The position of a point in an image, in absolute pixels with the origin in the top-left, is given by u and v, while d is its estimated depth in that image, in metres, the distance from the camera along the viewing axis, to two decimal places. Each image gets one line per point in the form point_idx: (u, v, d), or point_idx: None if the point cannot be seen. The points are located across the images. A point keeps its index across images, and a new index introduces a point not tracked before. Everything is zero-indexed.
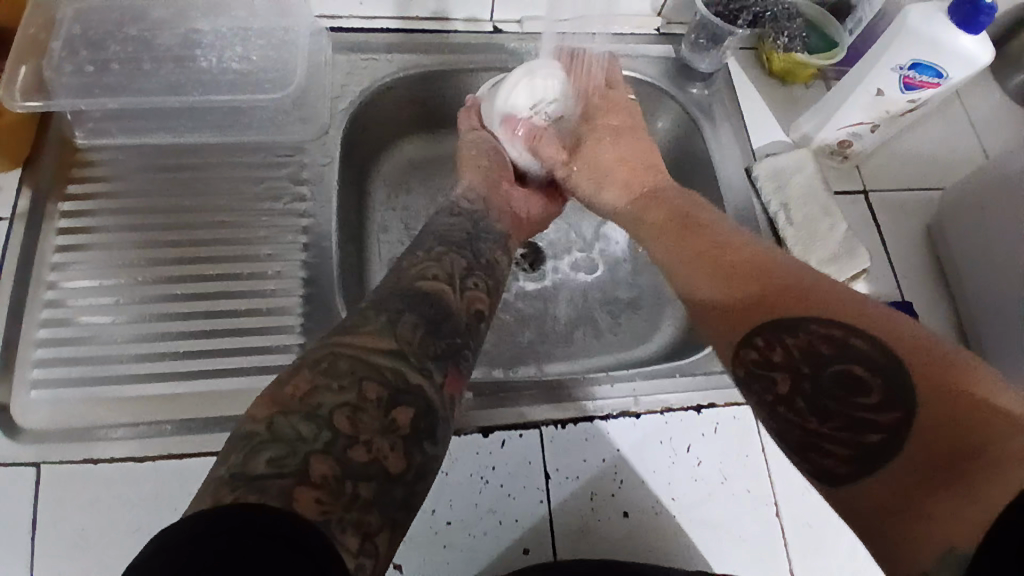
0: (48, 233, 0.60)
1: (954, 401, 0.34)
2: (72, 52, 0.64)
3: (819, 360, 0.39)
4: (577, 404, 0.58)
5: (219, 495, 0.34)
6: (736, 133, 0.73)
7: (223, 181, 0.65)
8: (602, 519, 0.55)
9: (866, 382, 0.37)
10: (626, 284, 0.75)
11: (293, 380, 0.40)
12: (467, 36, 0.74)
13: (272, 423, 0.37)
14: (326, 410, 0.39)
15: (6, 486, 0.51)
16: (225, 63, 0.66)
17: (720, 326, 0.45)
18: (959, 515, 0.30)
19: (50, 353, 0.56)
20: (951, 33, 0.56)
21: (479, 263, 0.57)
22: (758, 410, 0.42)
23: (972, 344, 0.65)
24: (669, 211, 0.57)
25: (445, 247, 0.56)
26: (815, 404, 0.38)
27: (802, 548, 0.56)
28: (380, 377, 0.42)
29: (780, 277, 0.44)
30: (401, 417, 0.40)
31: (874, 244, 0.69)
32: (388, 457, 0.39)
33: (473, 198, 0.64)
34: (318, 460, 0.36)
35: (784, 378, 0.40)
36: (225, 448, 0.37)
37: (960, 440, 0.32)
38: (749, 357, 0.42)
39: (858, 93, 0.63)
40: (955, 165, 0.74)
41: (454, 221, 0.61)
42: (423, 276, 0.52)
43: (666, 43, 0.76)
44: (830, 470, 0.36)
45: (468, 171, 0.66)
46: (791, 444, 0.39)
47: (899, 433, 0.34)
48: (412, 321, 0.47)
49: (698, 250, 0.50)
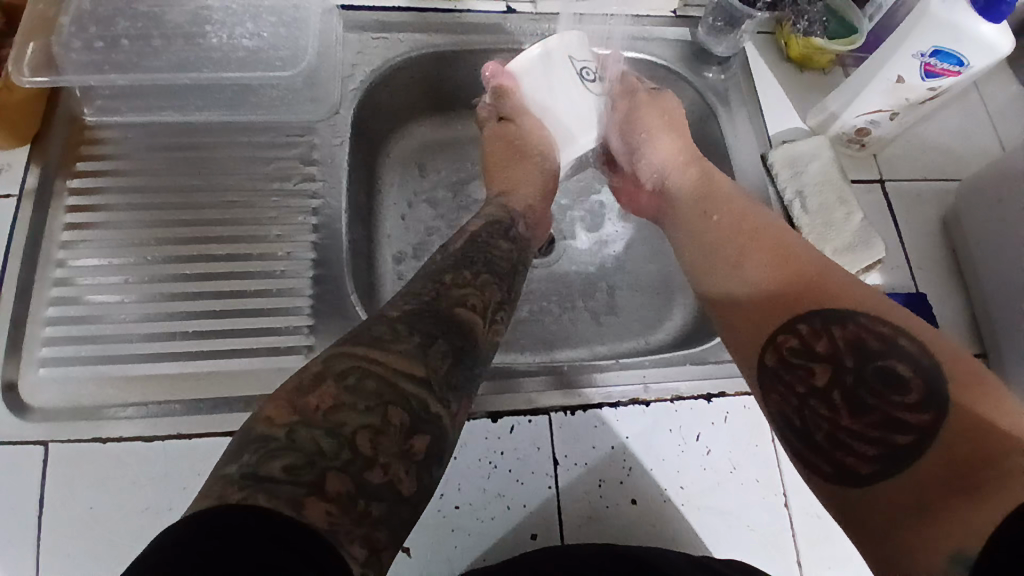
0: (57, 212, 0.60)
1: (975, 417, 0.37)
2: (82, 28, 0.63)
3: (863, 354, 0.43)
4: (586, 393, 0.58)
5: (225, 492, 0.34)
6: (752, 120, 0.72)
7: (233, 161, 0.65)
8: (610, 506, 0.54)
9: (907, 381, 0.40)
10: (637, 270, 0.75)
11: (317, 392, 0.40)
12: (480, 16, 0.73)
13: (292, 432, 0.37)
14: (349, 429, 0.38)
15: (15, 464, 0.51)
16: (235, 40, 0.65)
17: (771, 309, 0.49)
18: (969, 522, 0.33)
19: (60, 332, 0.56)
20: (974, 22, 0.55)
21: (510, 297, 0.56)
22: (787, 397, 0.45)
23: (985, 336, 0.64)
24: (725, 213, 0.59)
25: (486, 274, 0.55)
26: (851, 398, 0.42)
27: (811, 539, 0.56)
28: (405, 404, 0.41)
29: (835, 276, 0.48)
30: (418, 444, 0.40)
31: (888, 235, 0.68)
32: (401, 481, 0.38)
33: (526, 223, 0.65)
34: (334, 477, 0.36)
35: (823, 368, 0.44)
36: (237, 446, 0.37)
37: (973, 451, 0.36)
38: (792, 343, 0.46)
39: (878, 79, 0.62)
40: (971, 155, 0.73)
41: (507, 246, 0.60)
42: (462, 303, 0.51)
43: (682, 25, 0.75)
44: (850, 466, 0.40)
45: (521, 188, 0.67)
46: (820, 432, 0.43)
47: (929, 434, 0.38)
48: (443, 350, 0.46)
49: (760, 243, 0.54)
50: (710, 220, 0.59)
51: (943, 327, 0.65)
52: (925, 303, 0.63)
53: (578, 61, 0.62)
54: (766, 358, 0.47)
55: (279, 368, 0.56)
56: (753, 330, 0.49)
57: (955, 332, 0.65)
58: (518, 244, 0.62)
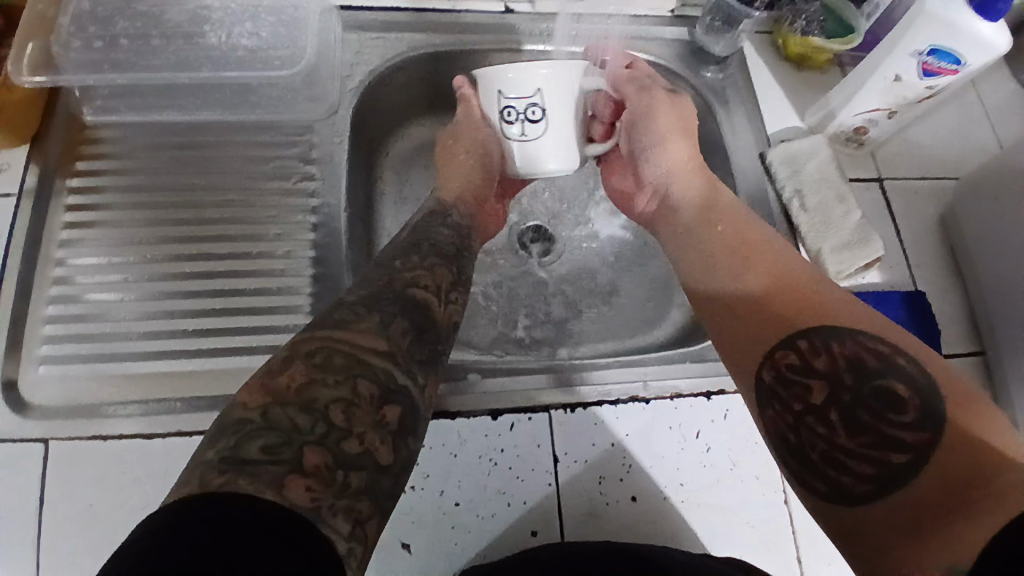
0: (56, 210, 0.60)
1: (965, 434, 0.38)
2: (81, 28, 0.63)
3: (862, 373, 0.43)
4: (584, 390, 0.58)
5: (207, 478, 0.34)
6: (750, 120, 0.72)
7: (233, 160, 0.65)
8: (610, 503, 0.54)
9: (905, 401, 0.41)
10: (636, 268, 0.75)
11: (287, 371, 0.41)
12: (479, 16, 0.73)
13: (267, 412, 0.38)
14: (322, 403, 0.39)
15: (14, 462, 0.51)
16: (234, 40, 0.66)
17: (764, 322, 0.49)
18: (967, 538, 0.33)
19: (60, 330, 0.56)
20: (971, 23, 0.55)
21: (462, 280, 0.58)
22: (781, 416, 0.45)
23: (985, 332, 0.64)
24: (723, 225, 0.58)
25: (439, 262, 0.57)
26: (848, 416, 0.42)
27: (811, 534, 0.56)
28: (373, 376, 0.43)
29: (825, 294, 0.49)
30: (389, 413, 0.42)
31: (887, 233, 0.68)
32: (378, 449, 0.40)
33: (463, 212, 0.66)
34: (312, 451, 0.37)
35: (821, 385, 0.44)
36: (214, 433, 0.38)
37: (968, 468, 0.37)
38: (790, 360, 0.46)
39: (875, 78, 0.62)
40: (968, 154, 0.73)
41: (447, 234, 0.62)
42: (415, 284, 0.53)
43: (680, 25, 0.75)
44: (847, 487, 0.41)
45: (453, 186, 0.67)
46: (816, 454, 0.43)
47: (923, 455, 0.38)
48: (402, 326, 0.48)
49: (752, 255, 0.54)
50: (709, 232, 0.58)
51: (941, 325, 0.65)
52: (924, 300, 0.63)
53: (504, 98, 0.56)
54: (764, 375, 0.47)
55: None
56: (748, 344, 0.49)
57: (954, 329, 0.65)
58: (458, 231, 0.63)
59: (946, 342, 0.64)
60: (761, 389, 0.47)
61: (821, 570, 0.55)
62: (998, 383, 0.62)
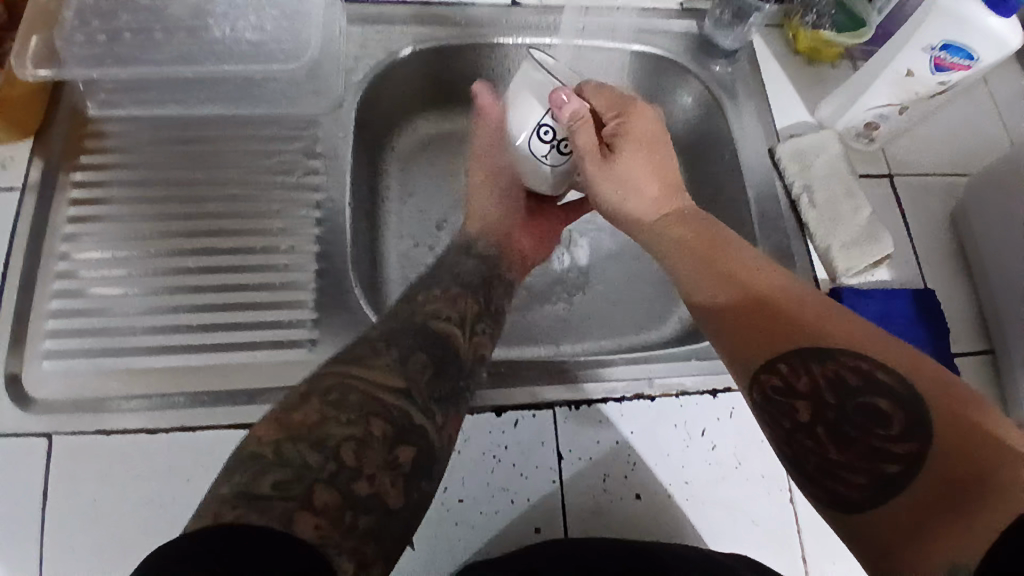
0: (59, 205, 0.60)
1: (964, 424, 0.38)
2: (84, 22, 0.62)
3: (844, 390, 0.42)
4: (591, 388, 0.57)
5: (220, 511, 0.35)
6: (759, 114, 0.71)
7: (236, 154, 0.64)
8: (614, 500, 0.54)
9: (889, 415, 0.40)
10: (641, 262, 0.74)
11: (303, 410, 0.42)
12: (485, 9, 0.72)
13: (279, 448, 0.40)
14: (333, 442, 0.41)
15: (18, 458, 0.51)
16: (237, 33, 0.65)
17: (747, 342, 0.47)
18: (965, 534, 0.33)
19: (63, 325, 0.56)
20: (985, 17, 0.54)
21: (489, 310, 0.58)
22: (774, 433, 0.45)
23: (994, 330, 0.63)
24: (698, 233, 0.56)
25: (459, 289, 0.58)
26: (835, 433, 0.42)
27: (817, 533, 0.55)
28: (387, 415, 0.44)
29: (805, 309, 0.47)
30: (403, 455, 0.43)
31: (895, 229, 0.67)
32: (388, 492, 0.41)
33: (489, 240, 0.66)
34: (321, 490, 0.38)
35: (806, 405, 0.44)
36: (229, 465, 0.39)
37: (964, 457, 0.36)
38: (771, 382, 0.45)
39: (888, 72, 0.61)
40: (978, 150, 0.72)
41: (472, 263, 0.63)
42: (434, 317, 0.54)
43: (689, 18, 0.74)
44: (844, 498, 0.41)
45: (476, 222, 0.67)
46: (810, 469, 0.43)
47: (916, 465, 0.38)
48: (422, 361, 0.49)
49: (730, 267, 0.51)
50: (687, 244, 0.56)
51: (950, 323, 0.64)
52: (933, 299, 0.63)
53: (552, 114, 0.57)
54: (753, 396, 0.46)
55: (283, 363, 0.56)
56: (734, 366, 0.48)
57: (963, 327, 0.64)
58: (484, 259, 0.64)
59: (954, 340, 0.64)
60: (753, 407, 0.47)
61: (826, 567, 0.54)
62: (1006, 382, 0.61)
